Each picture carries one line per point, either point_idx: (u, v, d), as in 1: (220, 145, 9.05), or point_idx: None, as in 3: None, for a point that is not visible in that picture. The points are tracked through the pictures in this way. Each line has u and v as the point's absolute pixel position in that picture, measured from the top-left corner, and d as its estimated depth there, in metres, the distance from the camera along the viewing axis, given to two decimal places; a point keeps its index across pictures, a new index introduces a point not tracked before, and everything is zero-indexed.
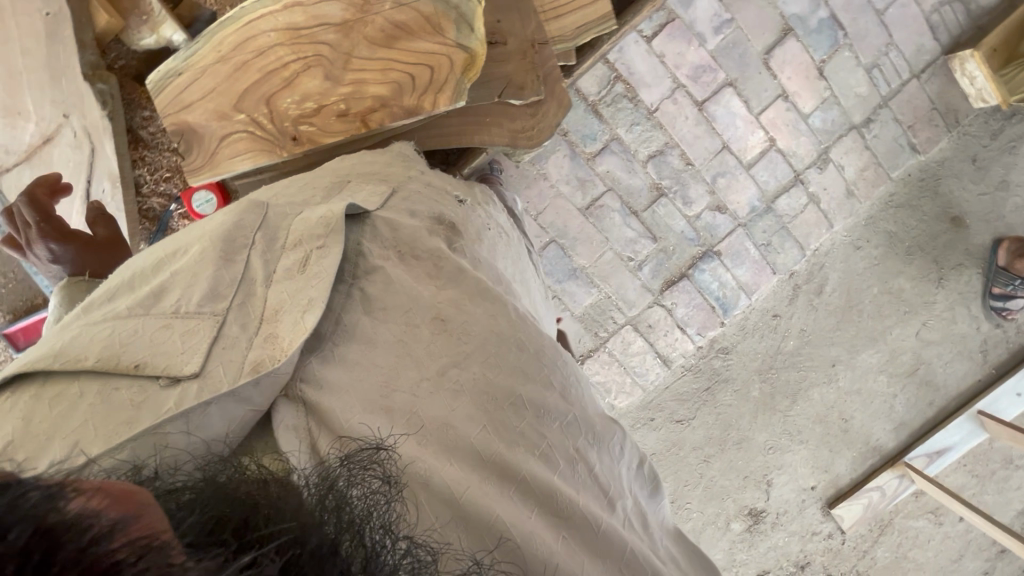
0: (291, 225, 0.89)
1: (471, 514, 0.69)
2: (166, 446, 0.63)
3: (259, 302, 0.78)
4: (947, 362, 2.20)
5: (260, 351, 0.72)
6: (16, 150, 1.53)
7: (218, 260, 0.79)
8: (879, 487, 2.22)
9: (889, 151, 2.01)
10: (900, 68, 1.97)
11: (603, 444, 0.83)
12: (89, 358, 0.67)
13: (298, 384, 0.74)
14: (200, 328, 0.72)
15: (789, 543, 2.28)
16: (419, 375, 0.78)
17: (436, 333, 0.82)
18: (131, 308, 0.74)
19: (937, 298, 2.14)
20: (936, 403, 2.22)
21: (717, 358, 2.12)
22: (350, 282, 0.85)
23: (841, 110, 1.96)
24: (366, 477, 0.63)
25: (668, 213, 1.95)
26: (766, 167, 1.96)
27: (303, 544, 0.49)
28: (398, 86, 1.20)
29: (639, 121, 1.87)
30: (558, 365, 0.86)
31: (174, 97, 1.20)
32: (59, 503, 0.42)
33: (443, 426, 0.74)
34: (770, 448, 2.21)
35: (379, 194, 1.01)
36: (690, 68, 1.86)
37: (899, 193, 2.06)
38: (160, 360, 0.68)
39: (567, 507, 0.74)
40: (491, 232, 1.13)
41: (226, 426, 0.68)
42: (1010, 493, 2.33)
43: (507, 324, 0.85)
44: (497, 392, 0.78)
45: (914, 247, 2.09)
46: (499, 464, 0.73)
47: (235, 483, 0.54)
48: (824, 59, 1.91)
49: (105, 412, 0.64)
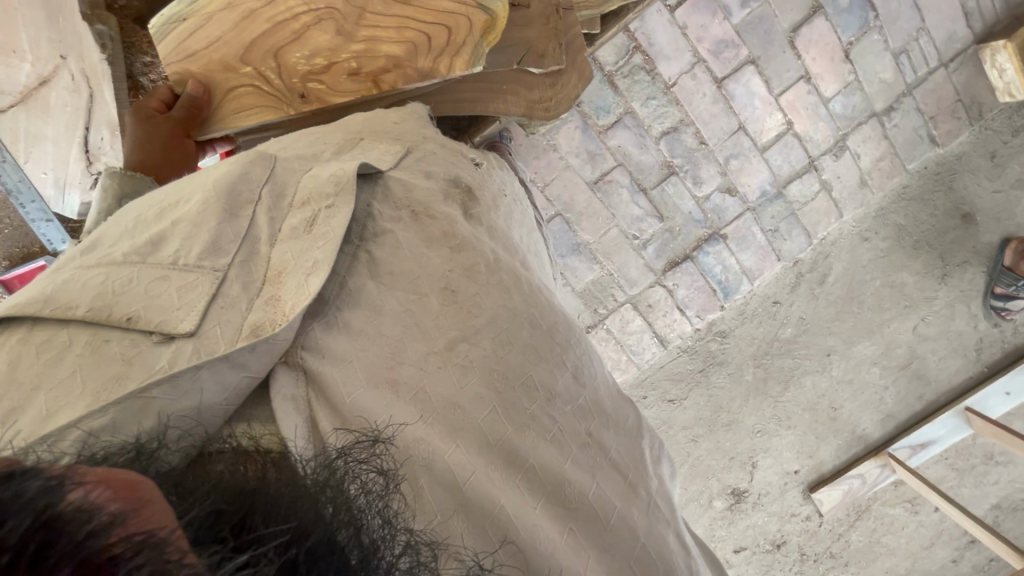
0: (301, 182, 0.87)
1: (477, 499, 0.69)
2: (151, 410, 0.62)
3: (263, 261, 0.77)
4: (941, 359, 2.21)
5: (259, 315, 0.72)
6: (11, 91, 1.39)
7: (220, 214, 0.77)
8: (861, 475, 2.27)
9: (908, 141, 1.97)
10: (929, 54, 1.90)
11: (612, 425, 0.85)
12: (80, 306, 0.66)
13: (299, 351, 0.74)
14: (198, 283, 0.71)
15: (767, 523, 2.35)
16: (427, 349, 0.77)
17: (445, 304, 0.81)
18: (127, 255, 0.72)
19: (938, 294, 2.14)
20: (926, 397, 2.25)
21: (714, 341, 2.12)
22: (358, 243, 0.84)
23: (863, 96, 1.90)
24: (363, 473, 0.63)
25: (677, 193, 1.92)
26: (781, 151, 1.92)
27: (299, 544, 0.50)
28: (414, 46, 1.15)
29: (656, 95, 1.81)
30: (569, 343, 0.87)
31: (176, 47, 1.14)
32: (61, 493, 0.40)
33: (452, 406, 0.74)
34: (758, 432, 2.25)
35: (394, 153, 0.99)
36: (712, 42, 1.79)
37: (913, 186, 2.03)
38: (154, 315, 0.67)
39: (576, 492, 0.75)
40: (506, 199, 1.09)
41: (221, 394, 0.67)
42: (987, 488, 2.39)
43: (520, 300, 0.86)
44: (508, 372, 0.79)
45: (922, 242, 2.07)
46: (507, 449, 0.73)
47: (231, 479, 0.55)
48: (852, 40, 1.84)
49: (95, 365, 0.63)
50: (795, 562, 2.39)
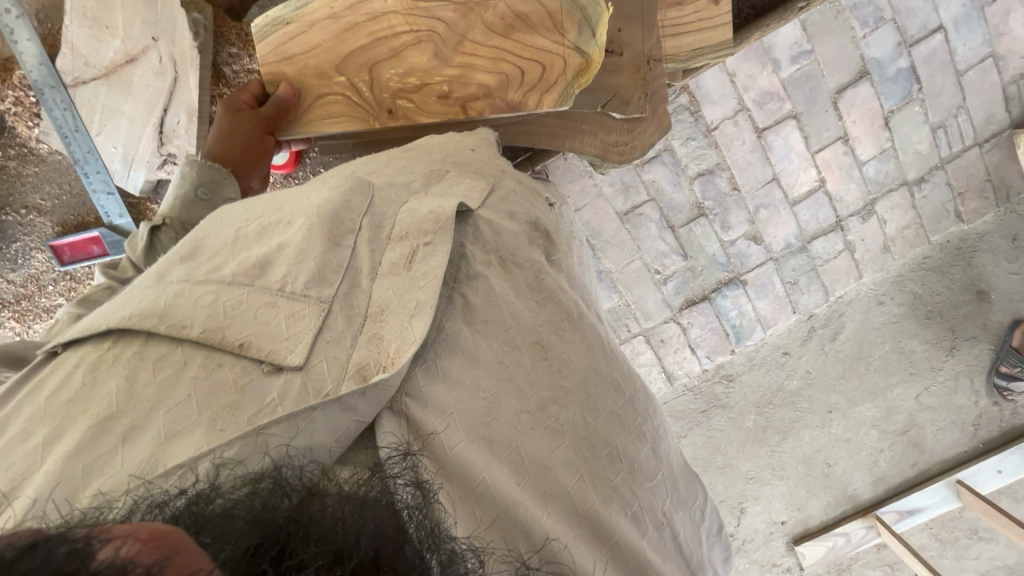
0: (400, 216, 0.88)
1: (568, 570, 0.70)
2: (267, 447, 0.63)
3: (365, 296, 0.78)
4: (939, 430, 2.23)
5: (364, 354, 0.72)
6: (96, 64, 1.52)
7: (328, 243, 0.79)
8: (846, 533, 2.27)
9: (934, 214, 2.00)
10: (965, 132, 1.94)
11: (685, 505, 0.87)
12: (196, 326, 0.69)
13: (405, 398, 0.71)
14: (306, 313, 0.73)
15: (748, 569, 2.36)
16: (520, 407, 0.77)
17: (537, 360, 0.82)
18: (236, 276, 0.75)
19: (944, 366, 2.16)
20: (919, 465, 2.26)
21: (720, 384, 2.14)
22: (453, 285, 0.83)
23: (897, 164, 1.93)
24: (400, 488, 0.62)
25: (704, 234, 1.94)
26: (810, 207, 1.94)
27: (343, 566, 0.49)
28: (507, 78, 1.19)
29: (696, 136, 1.84)
30: (650, 412, 0.89)
31: (277, 47, 1.19)
32: (92, 554, 0.43)
33: (543, 469, 0.74)
34: (751, 478, 2.26)
35: (479, 191, 0.98)
36: (758, 93, 1.82)
37: (933, 257, 2.06)
38: (264, 343, 0.69)
39: (654, 572, 0.77)
40: (579, 243, 1.12)
41: (331, 435, 0.66)
42: (967, 562, 2.40)
43: (605, 363, 0.88)
44: (595, 439, 0.80)
45: (935, 313, 2.10)
46: (594, 520, 0.75)
47: (267, 503, 0.53)
48: (893, 109, 1.87)
49: (209, 390, 0.65)
50: None
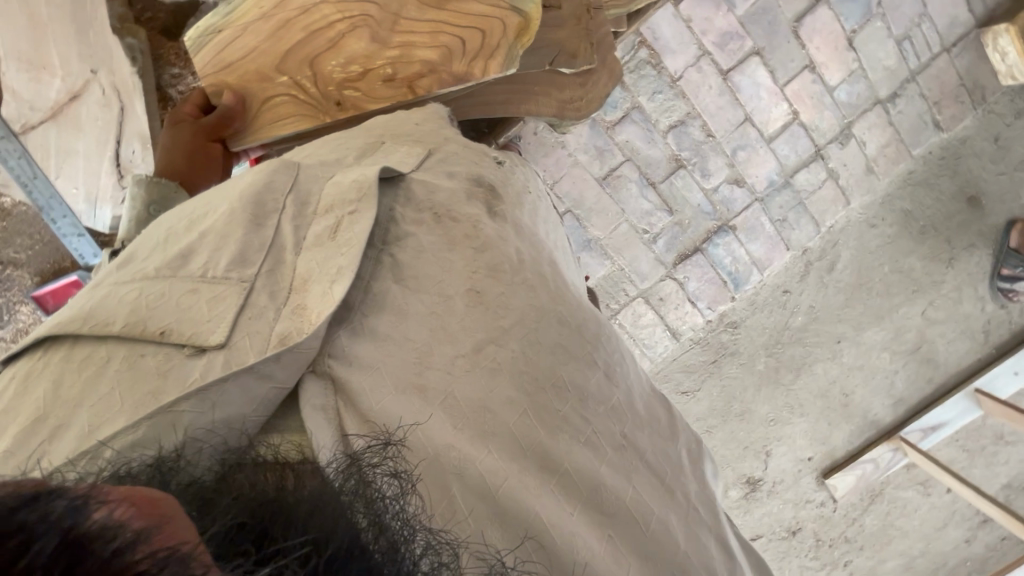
0: (323, 190, 0.89)
1: (508, 508, 0.70)
2: (182, 424, 0.64)
3: (289, 268, 0.78)
4: (950, 342, 2.24)
5: (287, 324, 0.73)
6: (41, 107, 1.47)
7: (247, 224, 0.80)
8: (874, 460, 2.31)
9: (913, 127, 1.98)
10: (931, 39, 1.91)
11: (650, 427, 0.85)
12: (117, 322, 0.69)
13: (327, 359, 0.74)
14: (226, 294, 0.73)
15: (783, 510, 2.39)
16: (454, 352, 0.78)
17: (472, 306, 0.83)
18: (158, 270, 0.75)
19: (946, 278, 2.16)
20: (935, 380, 2.28)
21: (726, 332, 2.14)
22: (381, 248, 0.86)
23: (868, 84, 1.91)
24: (373, 476, 0.63)
25: (686, 185, 1.93)
26: (787, 141, 1.93)
27: (319, 554, 0.50)
28: (448, 49, 1.20)
29: (662, 89, 1.82)
30: (599, 341, 0.88)
31: (215, 57, 1.19)
32: (87, 512, 0.39)
33: (480, 409, 0.75)
34: (771, 420, 2.27)
35: (416, 155, 1.01)
36: (717, 35, 1.79)
37: (919, 171, 2.03)
38: (185, 328, 0.69)
39: (613, 496, 0.75)
40: (531, 196, 1.09)
41: (249, 404, 0.68)
42: (998, 468, 2.42)
43: (547, 298, 0.87)
44: (538, 374, 0.79)
45: (928, 226, 2.09)
46: (538, 453, 0.74)
47: (253, 490, 0.56)
48: (855, 28, 1.85)
49: (130, 378, 0.66)
50: (811, 548, 2.45)
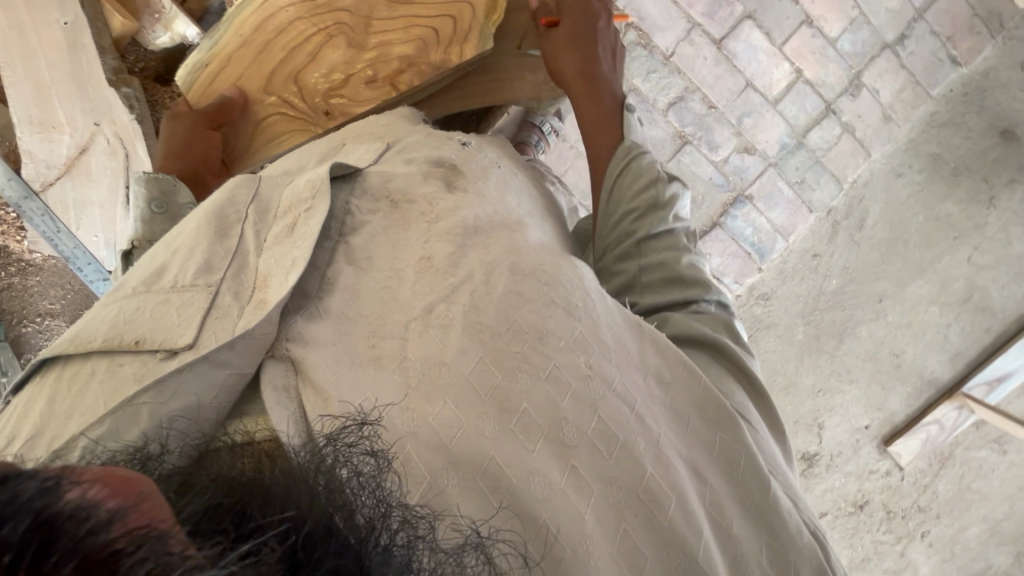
0: (282, 196, 0.93)
1: (467, 459, 0.69)
2: (143, 415, 0.65)
3: (251, 271, 0.81)
4: (1004, 286, 2.11)
5: (250, 317, 0.74)
6: (54, 164, 1.46)
7: (214, 234, 0.83)
8: (938, 421, 2.19)
9: (927, 67, 1.87)
10: None
11: (617, 357, 0.83)
12: (98, 338, 0.71)
13: (284, 343, 0.75)
14: (195, 299, 0.75)
15: (846, 484, 2.29)
16: (406, 317, 0.80)
17: (421, 273, 0.84)
18: (136, 288, 0.78)
19: (989, 220, 2.04)
20: (994, 329, 2.15)
21: (758, 305, 2.06)
22: (337, 237, 0.88)
23: (872, 29, 1.82)
24: (355, 456, 0.60)
25: (694, 161, 1.88)
26: (794, 100, 1.86)
27: (298, 531, 0.49)
28: (422, 42, 1.20)
29: (656, 68, 1.79)
30: (557, 280, 0.85)
31: (206, 89, 1.22)
32: (57, 494, 0.42)
33: (437, 365, 0.75)
34: (818, 391, 2.18)
35: (374, 150, 1.05)
36: (705, 5, 1.76)
37: (941, 111, 1.92)
38: (158, 335, 0.71)
39: (573, 430, 0.75)
40: (501, 170, 1.10)
41: (207, 393, 0.69)
42: None
43: (502, 252, 0.87)
44: (493, 322, 0.79)
45: (960, 167, 1.97)
46: (496, 398, 0.74)
47: (229, 472, 0.54)
48: None
49: (111, 387, 0.67)
50: (882, 521, 2.32)
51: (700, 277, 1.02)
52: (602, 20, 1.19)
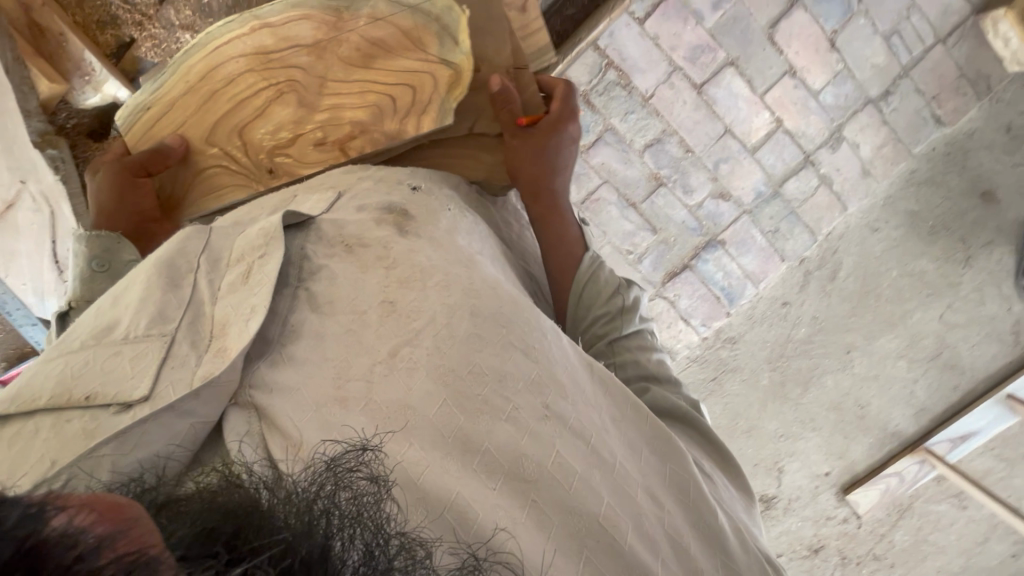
0: (234, 245, 0.85)
1: (432, 501, 0.64)
2: (103, 469, 0.60)
3: (209, 319, 0.75)
4: (974, 346, 2.09)
5: (211, 364, 0.69)
6: None
7: (164, 285, 0.75)
8: (898, 473, 2.19)
9: (910, 125, 1.84)
10: (923, 32, 1.77)
11: (578, 397, 0.78)
12: (42, 396, 0.65)
13: (247, 390, 0.70)
14: (149, 350, 0.69)
15: (802, 527, 2.29)
16: (371, 360, 0.73)
17: (384, 316, 0.78)
18: (83, 342, 0.71)
19: (964, 279, 2.02)
20: (962, 387, 2.13)
21: (725, 348, 2.06)
22: (296, 284, 0.82)
23: (856, 84, 1.79)
24: (355, 479, 0.59)
25: (668, 203, 1.88)
26: (773, 150, 1.85)
27: (294, 554, 0.49)
28: (376, 109, 1.12)
29: (634, 109, 1.78)
30: (514, 322, 0.80)
31: (146, 133, 1.14)
32: (41, 519, 0.39)
33: (399, 409, 0.70)
34: (780, 436, 2.18)
35: (325, 202, 0.98)
36: (687, 49, 1.73)
37: (922, 169, 1.90)
38: (107, 389, 0.65)
39: (540, 472, 0.69)
40: (452, 214, 1.00)
41: (170, 444, 0.64)
42: None
43: (459, 292, 0.80)
44: (452, 363, 0.74)
45: (938, 227, 1.95)
46: (461, 440, 0.69)
47: (223, 496, 0.53)
48: (836, 29, 1.73)
49: (57, 448, 0.61)
50: (836, 566, 2.33)
51: (671, 376, 1.02)
52: (575, 144, 1.17)
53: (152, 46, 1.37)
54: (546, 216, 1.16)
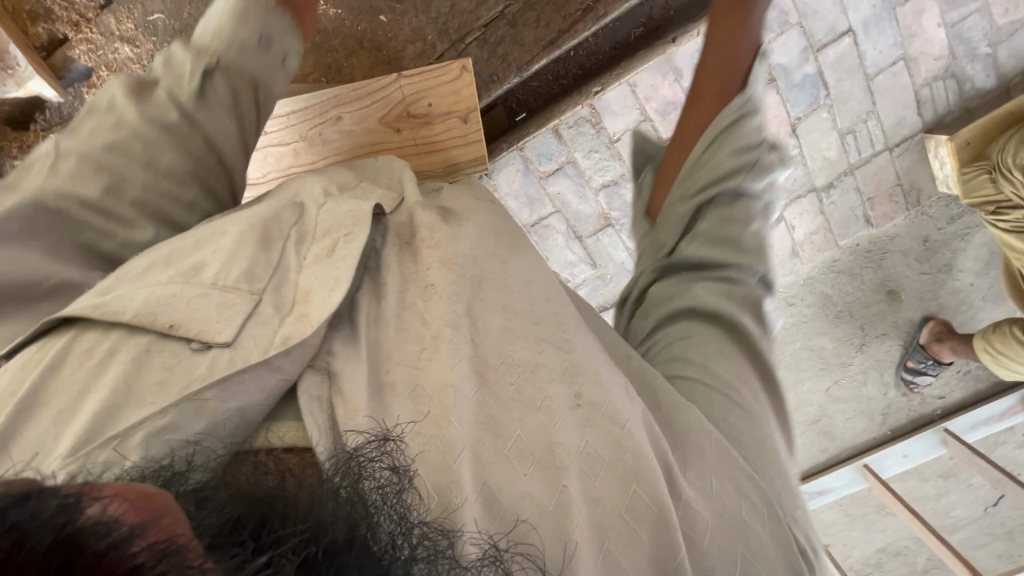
0: (315, 213, 0.76)
1: (462, 488, 0.58)
2: (206, 410, 0.57)
3: (292, 285, 0.68)
4: (848, 419, 2.33)
5: (292, 326, 0.64)
6: None
7: (257, 244, 0.69)
8: None
9: (842, 219, 1.98)
10: (875, 137, 1.88)
11: (620, 389, 0.71)
12: (126, 312, 0.61)
13: (326, 355, 0.65)
14: (237, 303, 0.64)
15: None
16: (419, 346, 0.67)
17: (428, 297, 0.70)
18: (170, 276, 0.66)
19: (854, 361, 2.23)
20: (829, 450, 2.37)
21: None
22: (369, 271, 0.74)
23: (805, 171, 1.90)
24: (375, 469, 0.55)
25: (612, 243, 1.96)
26: None
27: (318, 542, 0.45)
28: None
29: (599, 148, 1.80)
30: (547, 313, 0.74)
31: None
32: (79, 509, 0.36)
33: (435, 391, 0.63)
34: None
35: (392, 198, 0.83)
36: (660, 103, 1.75)
37: (844, 260, 2.07)
38: (193, 323, 0.62)
39: (572, 464, 0.63)
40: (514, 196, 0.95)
41: (261, 399, 0.60)
42: (874, 534, 2.55)
43: (508, 274, 0.76)
44: (488, 351, 0.68)
45: (845, 312, 2.14)
46: (493, 427, 0.63)
47: (254, 483, 0.49)
48: (800, 116, 1.81)
49: (137, 378, 0.58)
50: None
51: (754, 247, 0.93)
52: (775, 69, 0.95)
53: (87, 50, 1.47)
54: (733, 32, 0.93)
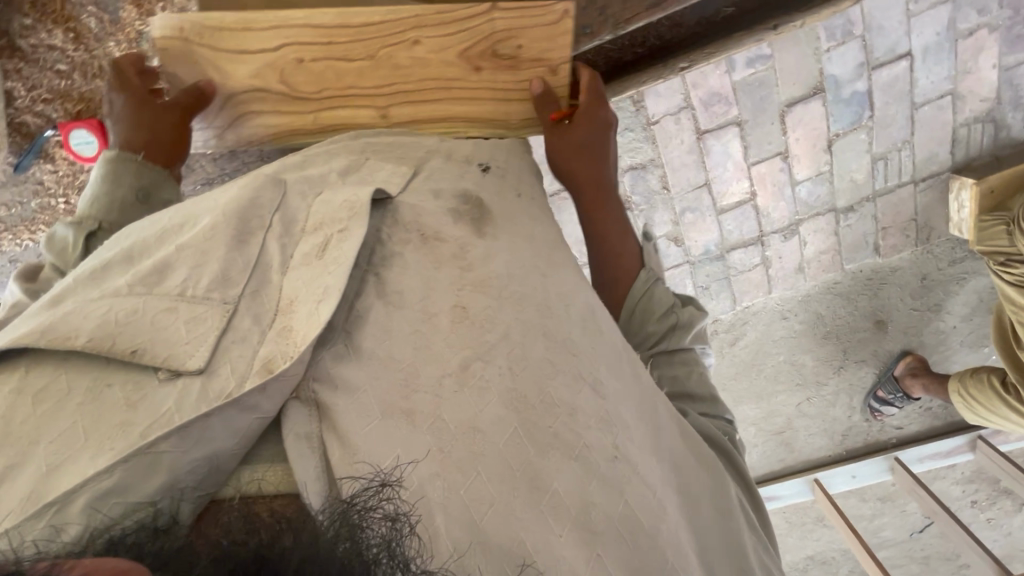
0: (313, 208, 0.79)
1: (492, 540, 0.62)
2: (161, 465, 0.56)
3: (275, 291, 0.69)
4: (810, 435, 2.41)
5: (272, 347, 0.64)
6: None
7: (231, 240, 0.69)
8: None
9: (854, 243, 2.00)
10: (904, 168, 1.88)
11: (641, 443, 0.76)
12: (81, 336, 0.59)
13: (311, 383, 0.65)
14: (208, 316, 0.64)
15: None
16: (441, 372, 0.70)
17: (456, 321, 0.74)
18: (131, 285, 0.65)
19: (829, 380, 2.29)
20: (785, 461, 2.46)
21: None
22: (367, 266, 0.77)
23: (830, 189, 1.89)
24: (372, 520, 0.56)
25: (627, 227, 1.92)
26: (735, 219, 1.93)
27: None
28: None
29: (633, 128, 1.72)
30: (581, 349, 0.78)
31: None
32: None
33: (469, 430, 0.67)
34: None
35: (402, 175, 0.90)
36: (706, 93, 1.69)
37: (844, 283, 2.09)
38: (159, 350, 0.60)
39: (599, 519, 0.67)
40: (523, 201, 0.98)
41: (231, 439, 0.60)
42: (808, 542, 2.69)
43: (535, 311, 0.78)
44: (529, 390, 0.71)
45: (832, 333, 2.18)
46: (527, 476, 0.67)
47: (234, 547, 0.50)
48: (839, 132, 1.78)
49: (97, 415, 0.57)
50: None
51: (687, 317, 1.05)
52: (612, 129, 1.16)
53: None
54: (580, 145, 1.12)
